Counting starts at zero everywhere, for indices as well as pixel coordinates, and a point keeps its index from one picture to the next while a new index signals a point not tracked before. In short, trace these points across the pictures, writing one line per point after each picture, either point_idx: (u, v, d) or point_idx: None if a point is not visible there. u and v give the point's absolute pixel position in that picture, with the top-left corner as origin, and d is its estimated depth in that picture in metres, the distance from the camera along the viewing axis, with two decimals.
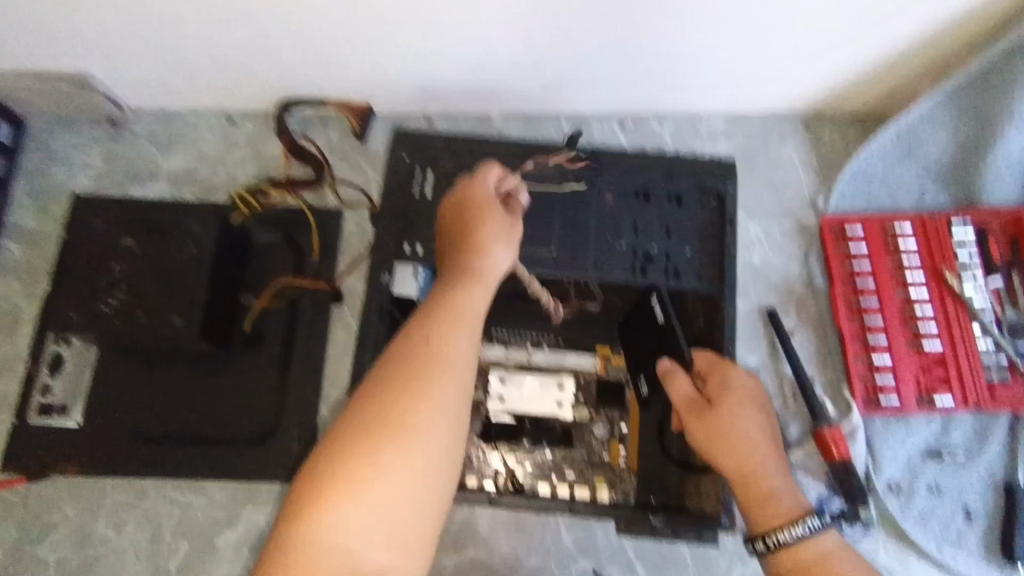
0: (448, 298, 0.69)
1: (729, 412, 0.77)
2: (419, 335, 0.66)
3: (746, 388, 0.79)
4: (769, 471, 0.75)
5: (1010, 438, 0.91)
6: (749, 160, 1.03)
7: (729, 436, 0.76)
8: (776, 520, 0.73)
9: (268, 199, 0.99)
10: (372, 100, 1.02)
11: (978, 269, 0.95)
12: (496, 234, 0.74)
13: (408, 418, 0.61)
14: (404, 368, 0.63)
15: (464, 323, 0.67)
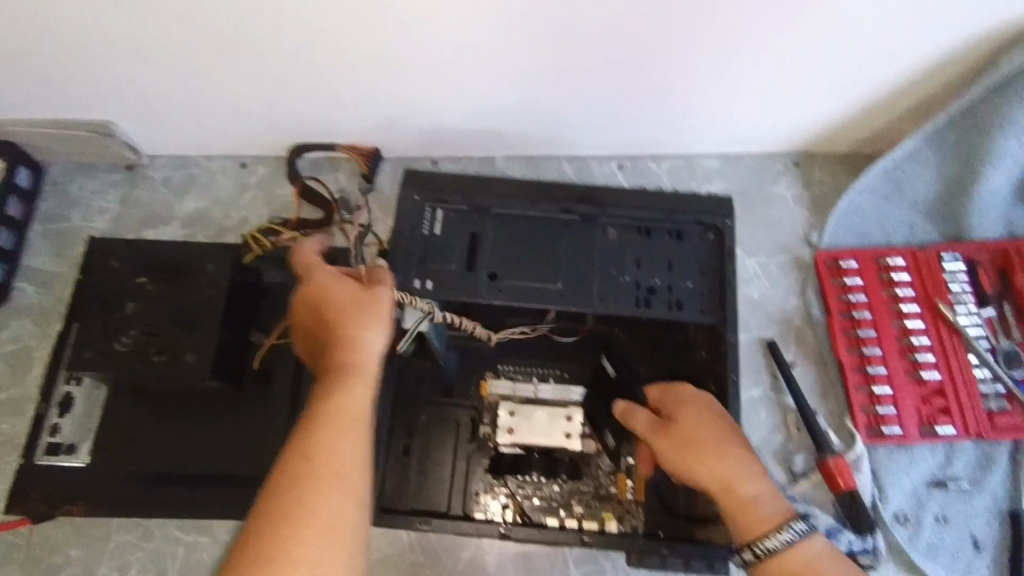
0: (329, 404, 0.64)
1: (690, 424, 0.75)
2: (302, 453, 0.60)
3: (705, 401, 0.77)
4: (743, 478, 0.71)
5: (1011, 466, 0.92)
6: (744, 198, 1.07)
7: (695, 444, 0.73)
8: (759, 528, 0.69)
9: (278, 239, 0.99)
10: (381, 144, 1.06)
11: (970, 301, 0.98)
12: (360, 316, 0.70)
13: (298, 556, 0.54)
14: (289, 496, 0.57)
15: (348, 428, 0.63)
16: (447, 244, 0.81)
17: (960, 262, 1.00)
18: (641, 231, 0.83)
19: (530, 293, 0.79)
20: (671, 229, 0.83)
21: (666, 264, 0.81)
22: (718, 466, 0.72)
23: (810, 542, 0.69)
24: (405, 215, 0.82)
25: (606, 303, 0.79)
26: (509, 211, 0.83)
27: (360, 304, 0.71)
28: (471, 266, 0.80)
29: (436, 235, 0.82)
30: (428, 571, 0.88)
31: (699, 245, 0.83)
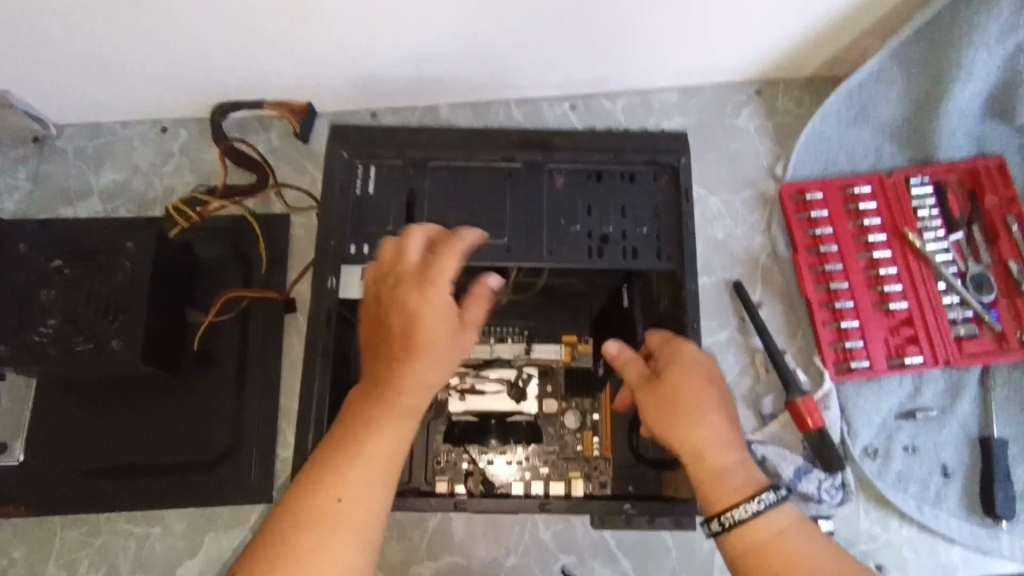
0: (366, 445, 0.61)
1: (677, 383, 0.70)
2: (330, 493, 0.59)
3: (696, 359, 0.71)
4: (724, 449, 0.68)
5: (981, 391, 0.90)
6: (705, 133, 1.01)
7: (675, 405, 0.69)
8: (731, 500, 0.66)
9: (206, 209, 0.94)
10: (314, 98, 0.97)
11: (938, 226, 0.95)
12: (428, 353, 0.64)
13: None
14: (312, 541, 0.57)
15: (381, 477, 0.61)
16: (384, 204, 0.76)
17: (927, 185, 0.96)
18: (592, 175, 0.77)
19: (475, 250, 0.74)
20: (623, 171, 0.77)
21: (620, 210, 0.76)
22: (700, 433, 0.68)
23: (779, 512, 0.66)
24: (334, 175, 0.75)
25: (557, 257, 0.74)
26: (448, 163, 0.77)
27: (435, 342, 0.64)
28: (411, 226, 0.75)
29: (370, 195, 0.76)
30: (394, 542, 0.86)
31: (653, 186, 0.77)
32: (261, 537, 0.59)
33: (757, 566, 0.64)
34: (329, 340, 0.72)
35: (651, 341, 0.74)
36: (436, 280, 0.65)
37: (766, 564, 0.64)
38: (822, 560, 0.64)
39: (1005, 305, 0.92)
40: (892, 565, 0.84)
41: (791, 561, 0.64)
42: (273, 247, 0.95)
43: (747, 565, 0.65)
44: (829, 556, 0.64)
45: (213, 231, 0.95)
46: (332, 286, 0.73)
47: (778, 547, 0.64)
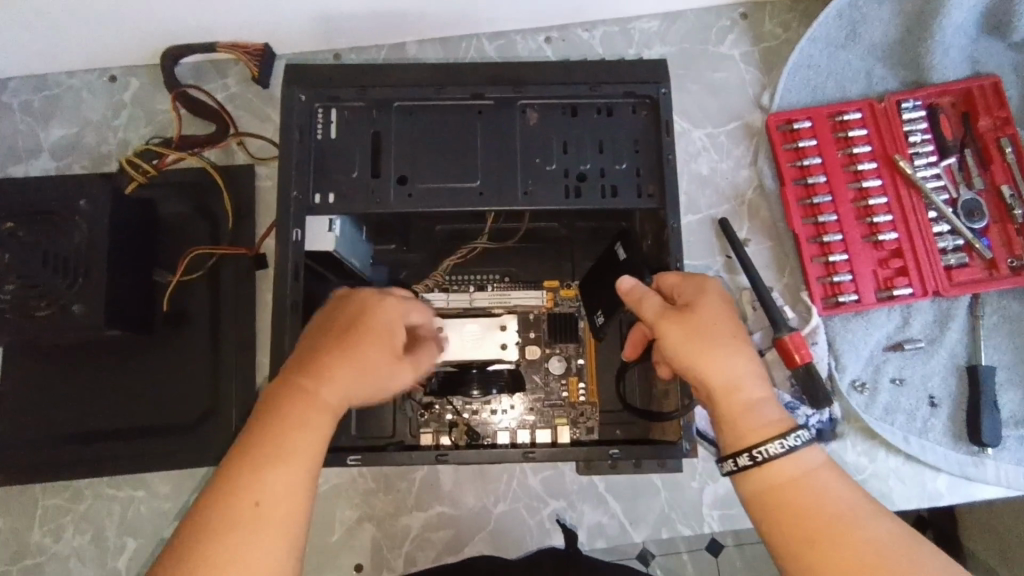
0: (287, 447, 0.56)
1: (712, 313, 0.64)
2: (246, 496, 0.53)
3: (723, 292, 0.67)
4: (755, 382, 0.63)
5: (970, 320, 0.89)
6: (688, 62, 0.96)
7: (710, 334, 0.63)
8: (762, 434, 0.61)
9: (162, 162, 0.90)
10: (271, 39, 0.91)
11: (929, 152, 0.91)
12: (362, 369, 0.59)
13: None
14: (224, 551, 0.51)
15: (304, 479, 0.55)
16: (348, 149, 0.71)
17: (919, 109, 0.92)
18: (567, 111, 0.73)
19: (447, 194, 0.70)
20: (600, 105, 0.73)
21: (597, 146, 0.72)
22: (733, 364, 0.62)
23: (810, 453, 0.61)
24: (292, 119, 0.70)
25: (532, 198, 0.70)
26: (414, 103, 0.72)
27: (373, 363, 0.60)
28: (378, 172, 0.71)
29: (332, 140, 0.71)
30: (382, 495, 0.86)
31: (632, 120, 0.73)
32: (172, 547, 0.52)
33: (785, 505, 0.58)
34: (296, 295, 0.68)
35: (671, 279, 0.67)
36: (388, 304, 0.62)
37: (792, 506, 0.58)
38: (858, 501, 0.58)
39: (996, 232, 0.90)
40: (878, 496, 0.84)
41: (823, 500, 0.58)
42: (238, 200, 0.90)
43: (771, 503, 0.59)
44: (865, 499, 0.58)
45: (175, 187, 0.91)
46: (298, 239, 0.68)
47: (809, 486, 0.59)
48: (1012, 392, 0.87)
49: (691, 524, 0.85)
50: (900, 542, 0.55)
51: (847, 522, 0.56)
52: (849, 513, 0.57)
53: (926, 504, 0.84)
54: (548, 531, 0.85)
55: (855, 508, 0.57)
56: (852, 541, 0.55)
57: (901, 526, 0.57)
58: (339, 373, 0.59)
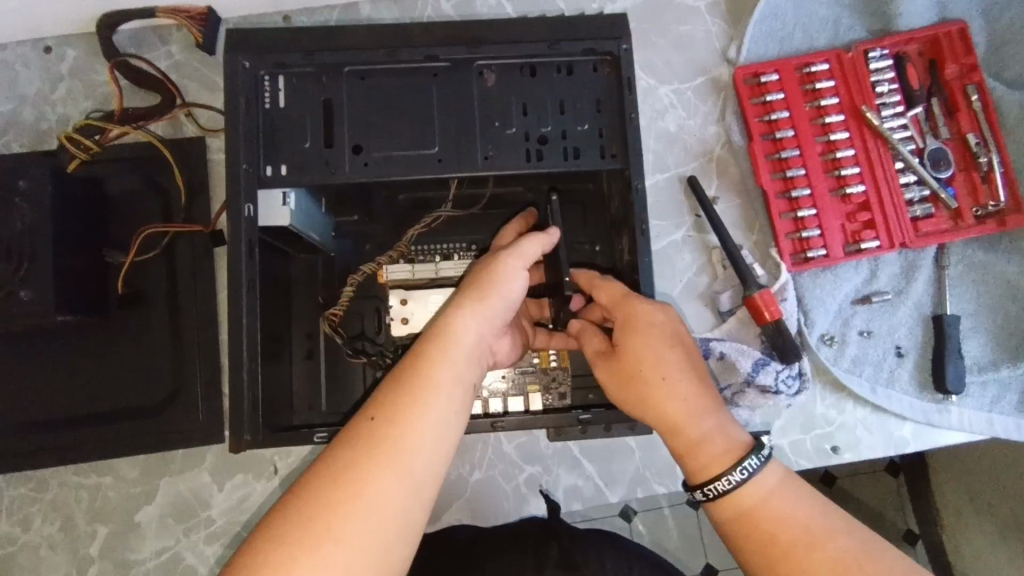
0: (412, 376, 0.59)
1: (637, 352, 0.70)
2: (367, 413, 0.56)
3: (655, 322, 0.70)
4: (698, 417, 0.68)
5: (936, 270, 0.89)
6: (652, 16, 0.93)
7: (637, 379, 0.69)
8: (710, 470, 0.67)
9: (106, 137, 0.86)
10: (213, 1, 0.86)
11: (896, 102, 0.90)
12: (483, 310, 0.64)
13: (339, 523, 0.51)
14: (351, 464, 0.54)
15: (424, 408, 0.57)
16: (298, 118, 0.68)
17: (886, 59, 0.91)
18: (525, 70, 0.70)
19: (404, 162, 0.68)
20: (560, 63, 0.70)
21: (558, 106, 0.69)
22: (668, 406, 0.68)
23: (764, 475, 0.66)
24: (236, 88, 0.66)
25: (493, 163, 0.68)
26: (366, 66, 0.68)
27: (493, 305, 0.65)
28: (331, 141, 0.68)
29: (281, 109, 0.68)
30: None
31: (593, 78, 0.70)
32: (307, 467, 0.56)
33: (747, 533, 0.64)
34: (251, 273, 0.66)
35: (597, 297, 0.72)
36: (507, 254, 0.67)
37: (759, 530, 0.64)
38: (813, 518, 0.63)
39: (961, 181, 0.90)
40: (846, 446, 0.85)
41: (780, 525, 0.63)
42: (190, 175, 0.86)
43: (736, 530, 0.65)
44: (823, 513, 0.63)
45: (122, 163, 0.87)
46: (250, 215, 0.65)
47: (765, 511, 0.64)
48: (975, 339, 0.88)
49: (664, 483, 0.86)
50: (854, 558, 0.59)
51: (803, 546, 0.61)
52: (802, 536, 0.61)
53: (892, 451, 0.86)
54: (524, 497, 0.85)
55: (809, 529, 0.62)
56: (808, 565, 0.60)
57: (856, 537, 0.61)
58: (464, 310, 0.63)
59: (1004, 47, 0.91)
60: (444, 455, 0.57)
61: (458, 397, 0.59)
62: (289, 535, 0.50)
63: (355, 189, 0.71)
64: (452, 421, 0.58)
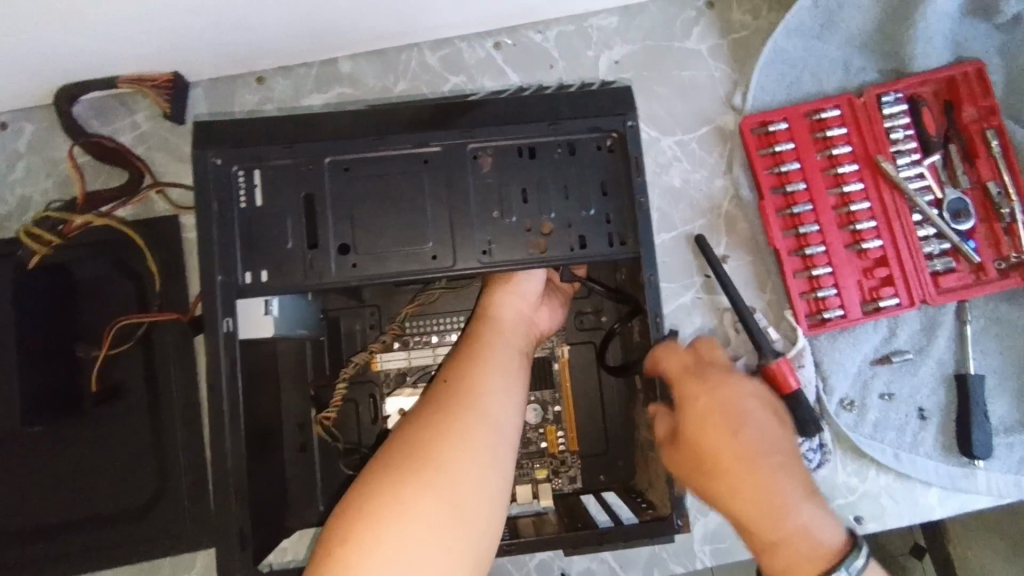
0: (473, 346, 0.67)
1: (699, 441, 0.64)
2: (440, 377, 0.64)
3: (715, 406, 0.65)
4: (784, 513, 0.63)
5: (959, 327, 0.85)
6: (654, 62, 0.87)
7: (711, 476, 0.64)
8: (795, 570, 0.63)
9: (68, 228, 0.78)
10: (180, 68, 0.79)
11: (912, 149, 0.86)
12: (515, 289, 0.71)
13: (439, 453, 0.57)
14: (439, 410, 0.60)
15: (488, 362, 0.65)
16: (278, 217, 0.62)
17: (900, 103, 0.86)
18: (523, 151, 0.64)
19: (397, 262, 0.62)
20: (561, 142, 0.64)
21: (561, 191, 0.64)
22: (751, 505, 0.63)
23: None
24: (207, 189, 0.60)
25: (494, 258, 0.63)
26: (351, 156, 0.63)
27: (521, 284, 0.71)
28: (315, 242, 0.62)
29: (259, 208, 0.62)
30: None
31: (598, 158, 0.64)
32: (395, 431, 0.61)
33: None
34: (234, 391, 0.60)
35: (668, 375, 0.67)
36: None
37: None
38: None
39: (982, 232, 0.86)
40: (870, 516, 0.81)
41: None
42: (163, 257, 0.80)
43: None
44: None
45: (89, 247, 0.81)
46: (228, 329, 0.60)
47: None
48: (1001, 398, 0.85)
49: (682, 562, 0.82)
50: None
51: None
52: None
53: (918, 520, 0.82)
54: None
55: None
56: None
57: None
58: (497, 290, 0.71)
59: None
60: (515, 400, 0.63)
61: (514, 355, 0.67)
62: (395, 469, 0.56)
63: (343, 289, 0.65)
64: (515, 373, 0.66)
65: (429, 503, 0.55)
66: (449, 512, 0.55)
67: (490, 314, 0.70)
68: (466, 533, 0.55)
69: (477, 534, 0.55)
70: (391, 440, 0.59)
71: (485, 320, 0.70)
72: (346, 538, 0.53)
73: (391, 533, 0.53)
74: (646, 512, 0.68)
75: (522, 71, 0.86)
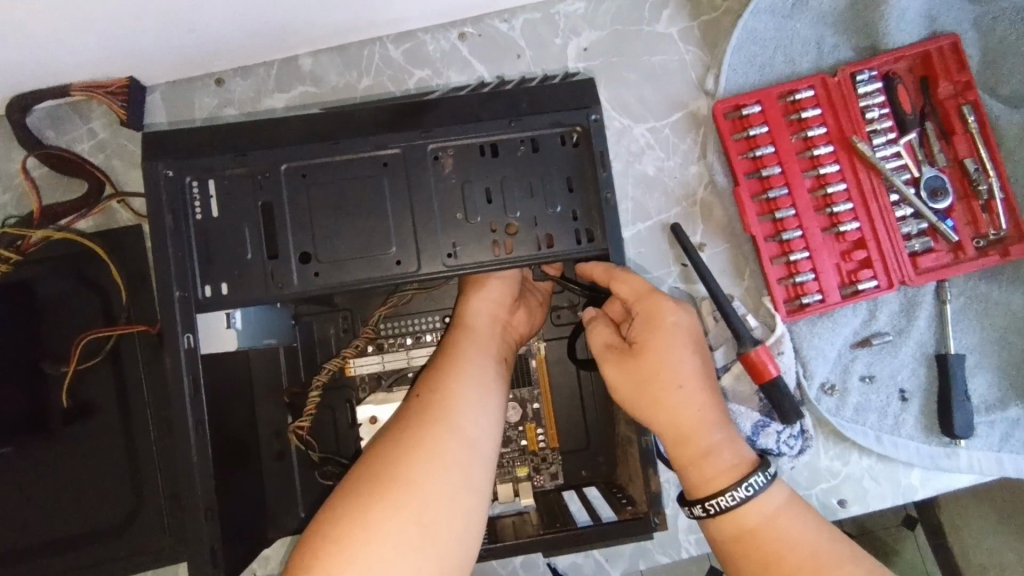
0: (447, 357, 0.67)
1: (659, 354, 0.63)
2: (414, 389, 0.64)
3: (677, 323, 0.64)
4: (712, 426, 0.63)
5: (939, 306, 0.84)
6: (623, 47, 0.84)
7: (652, 383, 0.63)
8: (715, 485, 0.63)
9: (26, 243, 0.77)
10: (134, 72, 0.76)
11: (888, 128, 0.85)
12: (488, 292, 0.71)
13: (408, 472, 0.56)
14: (412, 425, 0.60)
15: (461, 374, 0.64)
16: (236, 228, 0.61)
17: (875, 81, 0.84)
18: (485, 150, 0.62)
19: (360, 269, 0.61)
20: (524, 139, 0.63)
21: (525, 190, 0.62)
22: (687, 410, 0.63)
23: (770, 494, 0.62)
24: (160, 202, 0.59)
25: (459, 261, 0.62)
26: (307, 162, 0.61)
27: (493, 287, 0.71)
28: (275, 252, 0.61)
29: (215, 219, 0.61)
30: None
31: (563, 153, 0.63)
32: (368, 447, 0.61)
33: (750, 555, 0.61)
34: (197, 409, 0.59)
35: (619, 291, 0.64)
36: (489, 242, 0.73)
37: (762, 550, 0.60)
38: (819, 541, 0.60)
39: (960, 210, 0.85)
40: (853, 498, 0.81)
41: (784, 547, 0.60)
42: (127, 270, 0.79)
43: (740, 551, 0.62)
44: (832, 536, 0.61)
45: (50, 261, 0.79)
46: (189, 345, 0.59)
47: (768, 535, 0.61)
48: (981, 377, 0.84)
49: (668, 552, 0.82)
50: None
51: (808, 570, 0.58)
52: (808, 561, 0.59)
53: (901, 500, 0.82)
54: None
55: (815, 554, 0.59)
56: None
57: (865, 565, 0.58)
58: (471, 295, 0.71)
59: (1000, 60, 0.85)
60: (489, 414, 0.63)
61: (489, 365, 0.67)
62: (363, 490, 0.55)
63: (308, 298, 0.64)
64: (488, 385, 0.65)
65: (398, 523, 0.54)
66: (418, 532, 0.54)
67: (466, 322, 0.70)
68: (435, 553, 0.54)
69: (447, 553, 0.55)
70: (365, 457, 0.59)
71: (461, 328, 0.70)
72: (311, 562, 0.52)
73: (357, 556, 0.52)
74: (626, 509, 0.67)
75: (489, 62, 0.84)
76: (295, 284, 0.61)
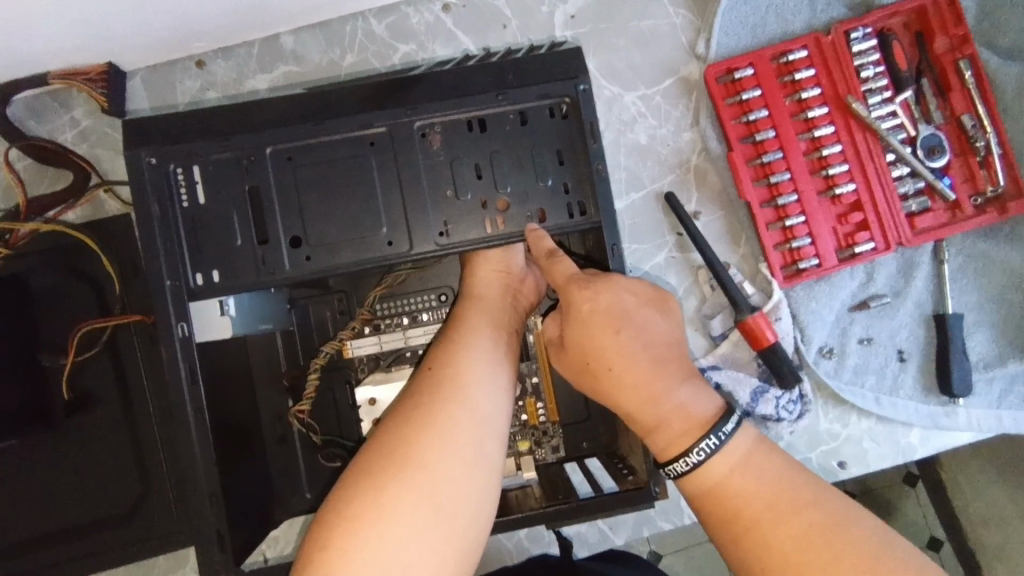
0: (455, 333, 0.66)
1: (581, 346, 0.64)
2: (424, 365, 0.64)
3: (598, 306, 0.62)
4: (659, 398, 0.62)
5: (936, 265, 0.84)
6: (612, 13, 0.82)
7: (588, 371, 0.64)
8: (675, 451, 0.62)
9: (15, 237, 0.77)
10: (112, 57, 0.74)
11: (883, 86, 0.83)
12: (493, 266, 0.71)
13: (421, 450, 0.56)
14: (423, 401, 0.60)
15: (470, 352, 0.64)
16: (222, 215, 0.60)
17: (870, 38, 0.82)
18: (473, 125, 0.61)
19: (350, 252, 0.61)
20: (512, 112, 0.61)
21: (515, 164, 0.62)
22: (629, 389, 0.63)
23: (732, 448, 0.61)
24: (145, 191, 0.58)
25: (452, 239, 0.61)
26: (292, 145, 0.60)
27: (497, 257, 0.72)
28: (265, 237, 0.60)
29: (202, 206, 0.60)
30: None
31: (552, 125, 0.62)
32: (380, 425, 0.61)
33: (713, 509, 0.60)
34: (196, 398, 0.59)
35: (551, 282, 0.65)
36: None
37: (724, 507, 0.59)
38: (779, 489, 0.58)
39: (958, 167, 0.84)
40: (853, 460, 0.82)
41: (742, 502, 0.58)
42: (118, 259, 0.79)
43: (705, 509, 0.60)
44: (793, 483, 0.58)
45: (40, 254, 0.79)
46: (184, 334, 0.59)
47: (727, 491, 0.59)
48: (980, 334, 0.84)
49: (670, 519, 0.83)
50: (817, 534, 0.54)
51: (766, 520, 0.56)
52: (764, 512, 0.57)
53: (901, 459, 0.82)
54: (527, 550, 0.83)
55: (772, 505, 0.57)
56: (769, 540, 0.55)
57: (824, 511, 0.56)
58: (477, 268, 0.71)
59: (998, 11, 0.83)
60: (500, 392, 0.63)
61: (497, 341, 0.67)
62: (375, 468, 0.56)
63: (302, 282, 0.64)
64: (497, 362, 0.65)
65: (410, 501, 0.54)
66: (431, 510, 0.54)
67: (474, 296, 0.70)
68: (449, 530, 0.54)
69: (460, 529, 0.55)
70: (376, 435, 0.59)
71: (469, 303, 0.70)
72: (325, 544, 0.53)
73: (368, 535, 0.52)
74: (627, 479, 0.68)
75: (474, 33, 0.82)
76: (287, 268, 0.60)
